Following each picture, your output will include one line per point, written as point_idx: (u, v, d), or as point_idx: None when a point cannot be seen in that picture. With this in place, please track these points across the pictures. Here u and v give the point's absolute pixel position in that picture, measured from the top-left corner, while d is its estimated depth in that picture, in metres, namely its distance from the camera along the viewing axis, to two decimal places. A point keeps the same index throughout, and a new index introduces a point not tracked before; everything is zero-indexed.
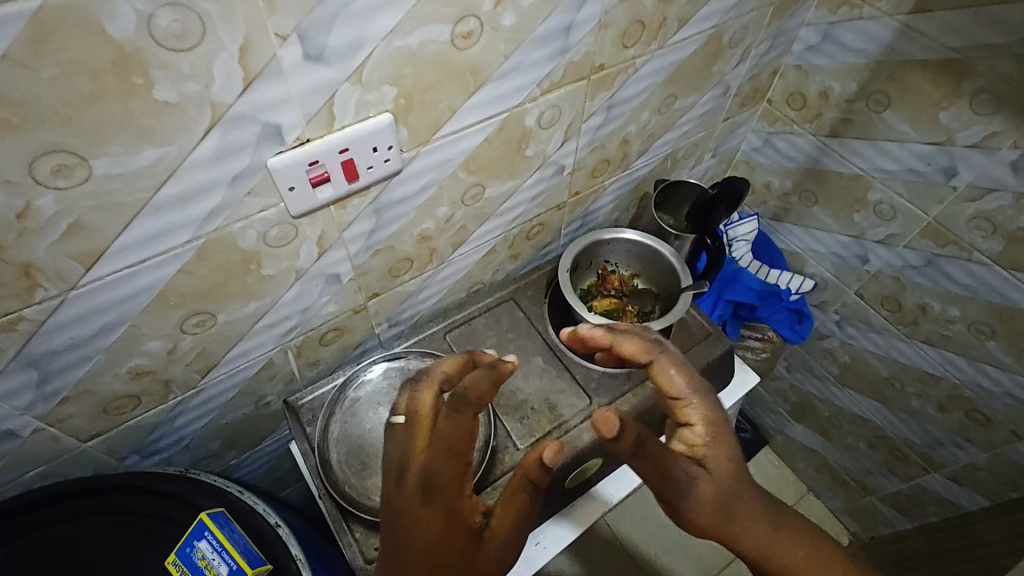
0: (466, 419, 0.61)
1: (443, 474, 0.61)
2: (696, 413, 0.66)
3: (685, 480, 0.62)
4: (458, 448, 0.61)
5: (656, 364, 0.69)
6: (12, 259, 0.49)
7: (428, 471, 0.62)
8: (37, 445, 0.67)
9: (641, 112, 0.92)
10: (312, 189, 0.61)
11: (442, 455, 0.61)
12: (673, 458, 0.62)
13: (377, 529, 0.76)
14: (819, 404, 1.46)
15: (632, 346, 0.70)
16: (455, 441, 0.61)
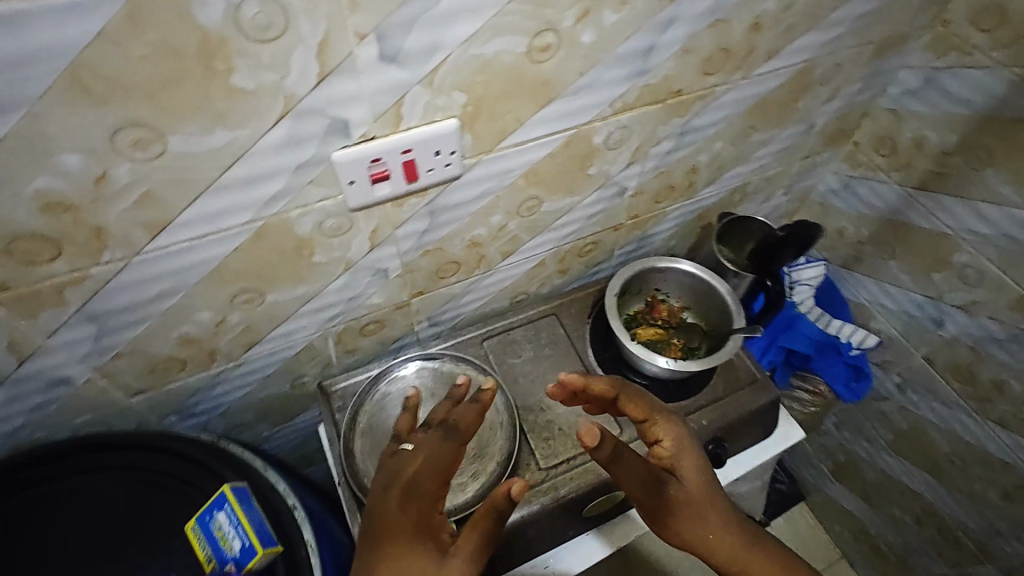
0: (455, 442, 0.64)
1: (425, 484, 0.60)
2: (663, 429, 0.71)
3: (659, 486, 0.67)
4: (443, 468, 0.62)
5: (623, 397, 0.72)
6: (86, 221, 0.52)
7: (410, 480, 0.61)
8: (87, 394, 0.70)
9: (714, 141, 0.89)
10: (371, 185, 0.62)
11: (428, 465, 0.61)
12: (648, 467, 0.67)
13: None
14: (866, 467, 1.36)
15: (598, 385, 0.72)
16: (442, 461, 0.62)
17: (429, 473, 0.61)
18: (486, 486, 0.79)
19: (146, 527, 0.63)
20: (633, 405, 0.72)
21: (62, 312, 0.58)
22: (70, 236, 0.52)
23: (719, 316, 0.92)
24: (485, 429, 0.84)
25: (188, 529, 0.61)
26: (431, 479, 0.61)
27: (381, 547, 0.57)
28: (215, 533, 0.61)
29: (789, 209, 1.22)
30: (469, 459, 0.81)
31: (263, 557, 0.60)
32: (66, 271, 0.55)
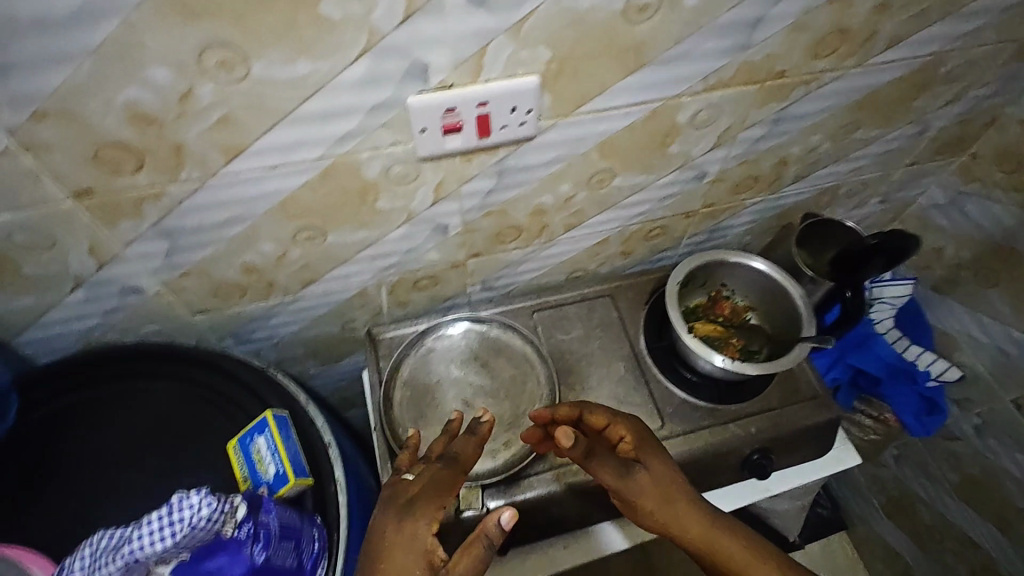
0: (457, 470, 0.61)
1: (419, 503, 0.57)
2: (623, 428, 0.68)
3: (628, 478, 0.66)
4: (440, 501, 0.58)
5: (585, 414, 0.69)
6: (168, 137, 0.53)
7: (407, 503, 0.57)
8: (156, 307, 0.74)
9: (811, 133, 0.82)
10: (442, 135, 0.61)
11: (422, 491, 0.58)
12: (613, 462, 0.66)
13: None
14: (922, 507, 1.27)
15: (562, 410, 0.69)
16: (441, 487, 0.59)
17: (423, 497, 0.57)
18: (517, 457, 0.78)
19: (192, 438, 0.66)
20: (598, 411, 0.70)
21: (139, 224, 0.61)
22: (152, 150, 0.54)
23: (787, 322, 0.86)
24: (524, 400, 0.83)
25: (229, 447, 0.64)
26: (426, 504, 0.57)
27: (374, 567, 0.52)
28: (253, 456, 0.63)
29: (882, 219, 1.12)
30: (503, 427, 0.81)
31: (294, 486, 0.62)
32: (145, 184, 0.56)
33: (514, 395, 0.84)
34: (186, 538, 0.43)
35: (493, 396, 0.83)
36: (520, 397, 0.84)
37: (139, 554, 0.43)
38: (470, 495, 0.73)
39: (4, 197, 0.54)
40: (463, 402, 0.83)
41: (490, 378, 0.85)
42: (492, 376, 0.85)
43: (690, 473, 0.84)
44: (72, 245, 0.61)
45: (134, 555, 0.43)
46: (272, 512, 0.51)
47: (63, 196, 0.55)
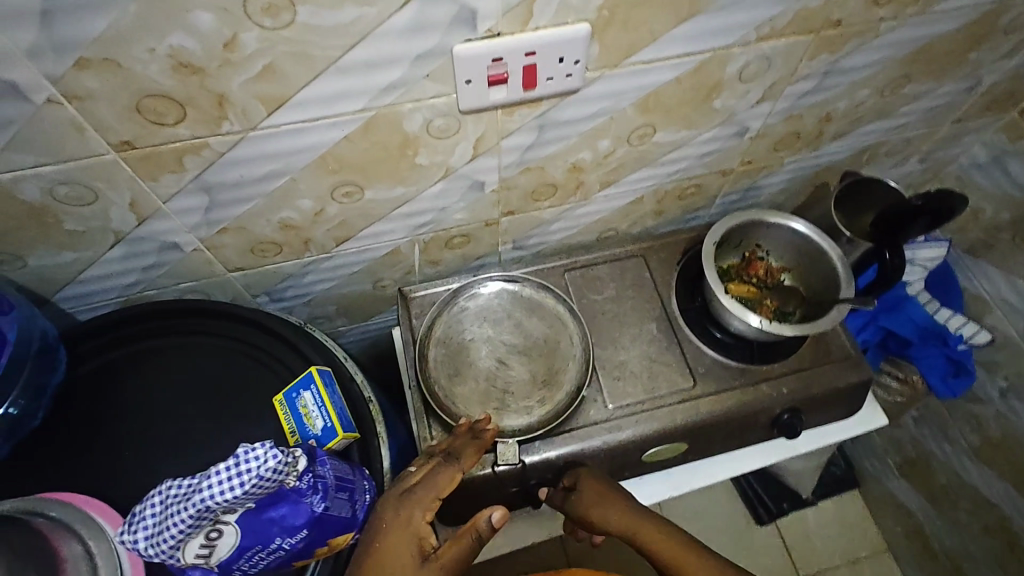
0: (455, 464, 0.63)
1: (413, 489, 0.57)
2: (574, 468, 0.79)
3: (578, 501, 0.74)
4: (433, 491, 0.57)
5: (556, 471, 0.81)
6: (210, 87, 0.52)
7: (407, 488, 0.57)
8: (194, 264, 0.74)
9: (860, 88, 0.79)
10: (487, 87, 0.59)
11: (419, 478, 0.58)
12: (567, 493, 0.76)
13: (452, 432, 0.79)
14: (938, 467, 1.29)
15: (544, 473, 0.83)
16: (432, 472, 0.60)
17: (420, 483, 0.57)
18: (552, 413, 0.80)
19: (235, 391, 0.67)
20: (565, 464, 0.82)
21: (180, 178, 0.60)
22: (194, 101, 0.52)
23: (825, 284, 0.85)
24: (558, 360, 0.84)
25: (275, 401, 0.65)
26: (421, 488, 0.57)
27: (368, 545, 0.54)
28: (300, 410, 0.64)
29: (920, 179, 1.09)
30: (537, 386, 0.82)
31: (343, 439, 0.63)
32: (188, 137, 0.55)
33: (547, 354, 0.84)
34: (255, 487, 0.45)
35: (527, 355, 0.84)
36: (554, 356, 0.84)
37: (209, 505, 0.45)
38: (507, 450, 0.76)
39: (48, 149, 0.53)
40: (496, 360, 0.83)
41: (524, 337, 0.85)
42: (525, 336, 0.85)
43: (720, 432, 0.85)
44: (114, 199, 0.60)
45: (204, 505, 0.44)
46: (326, 465, 0.53)
47: (106, 149, 0.55)
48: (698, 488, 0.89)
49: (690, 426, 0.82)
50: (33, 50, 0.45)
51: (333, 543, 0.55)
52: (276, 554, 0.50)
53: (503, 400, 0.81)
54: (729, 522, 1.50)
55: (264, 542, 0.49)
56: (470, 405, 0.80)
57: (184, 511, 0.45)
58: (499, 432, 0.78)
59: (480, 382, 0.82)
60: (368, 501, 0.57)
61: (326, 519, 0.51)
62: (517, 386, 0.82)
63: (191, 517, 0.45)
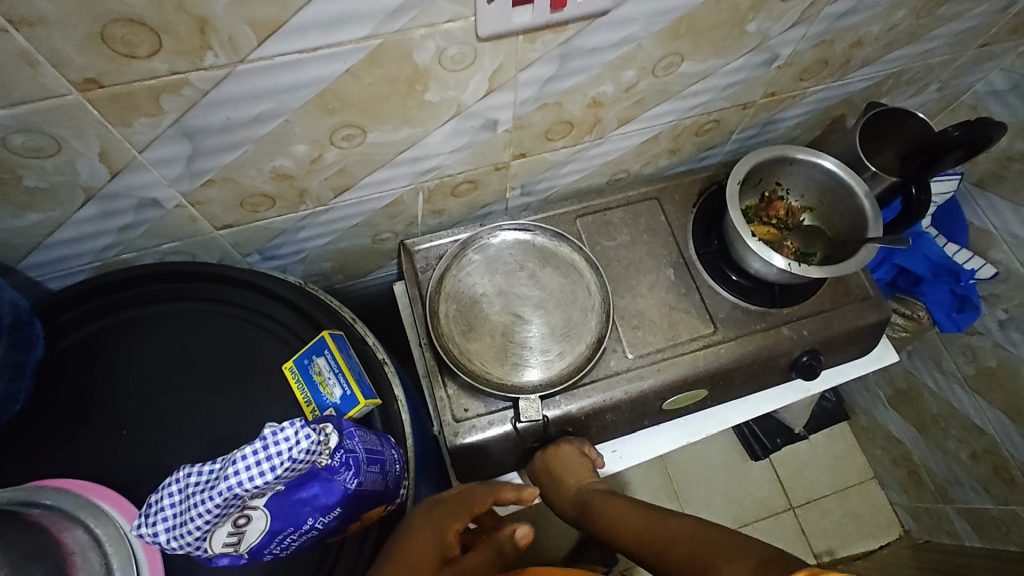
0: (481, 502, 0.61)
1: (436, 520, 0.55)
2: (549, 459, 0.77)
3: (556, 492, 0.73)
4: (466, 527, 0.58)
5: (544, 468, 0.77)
6: (190, 10, 0.43)
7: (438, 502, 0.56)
8: (176, 221, 0.66)
9: (897, 10, 0.73)
10: (510, 9, 0.51)
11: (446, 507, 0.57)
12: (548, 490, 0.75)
13: (470, 391, 0.75)
14: (930, 398, 1.32)
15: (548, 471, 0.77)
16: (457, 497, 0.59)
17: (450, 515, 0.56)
18: (572, 367, 0.76)
19: (236, 360, 0.62)
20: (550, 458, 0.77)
21: (157, 122, 0.52)
22: (171, 27, 0.44)
23: (852, 223, 0.82)
24: (576, 311, 0.79)
25: (285, 368, 0.60)
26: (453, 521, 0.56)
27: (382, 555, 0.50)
28: (314, 378, 0.59)
29: (933, 109, 1.06)
30: (556, 339, 0.78)
31: (364, 407, 0.59)
32: (164, 73, 0.47)
33: (565, 306, 0.79)
34: (288, 470, 0.41)
35: (543, 308, 0.79)
36: (571, 308, 0.80)
37: (236, 493, 0.40)
38: (529, 407, 0.73)
39: None
40: (511, 314, 0.78)
41: (539, 289, 0.80)
42: (540, 287, 0.80)
43: (740, 377, 0.83)
44: (80, 150, 0.52)
45: (232, 492, 0.40)
46: (355, 437, 0.48)
47: (67, 88, 0.46)
48: (713, 435, 0.87)
49: (712, 373, 0.80)
50: None
51: (366, 517, 0.51)
52: (308, 534, 0.46)
53: (521, 355, 0.76)
54: (725, 459, 1.53)
55: (296, 526, 0.45)
56: (486, 361, 0.76)
57: (208, 501, 0.40)
58: (519, 389, 0.74)
59: (495, 337, 0.77)
60: (398, 471, 0.54)
61: (360, 496, 0.47)
62: (535, 340, 0.77)
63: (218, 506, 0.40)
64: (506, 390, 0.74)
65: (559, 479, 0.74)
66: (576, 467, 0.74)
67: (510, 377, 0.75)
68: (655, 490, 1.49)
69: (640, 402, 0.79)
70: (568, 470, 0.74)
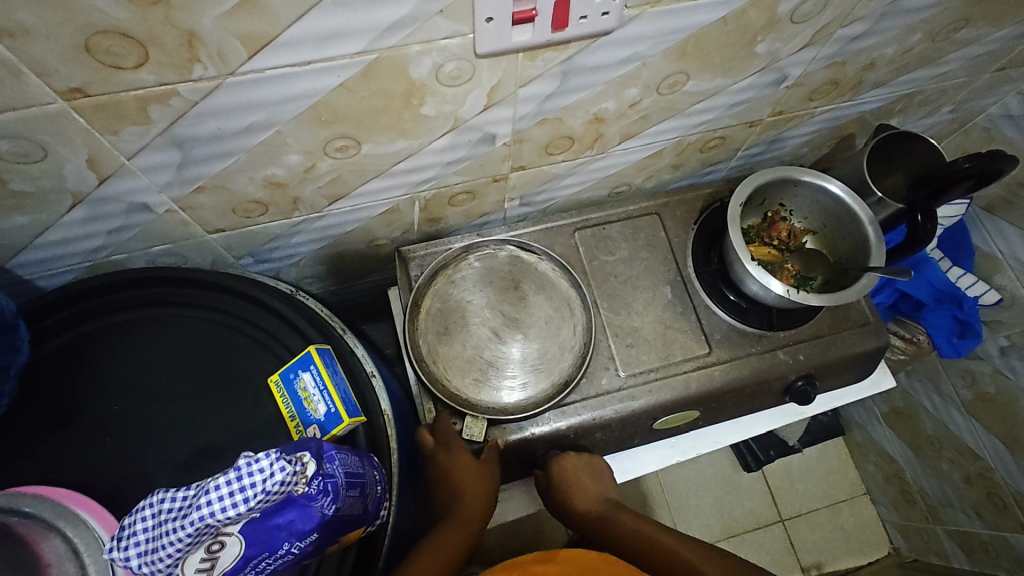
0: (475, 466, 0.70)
1: (460, 507, 0.68)
2: (565, 463, 0.75)
3: (568, 499, 0.73)
4: (484, 486, 0.70)
5: (556, 469, 0.74)
6: (177, 23, 0.42)
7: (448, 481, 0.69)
8: (166, 225, 0.65)
9: (912, 34, 0.71)
10: (510, 28, 0.50)
11: (454, 497, 0.69)
12: (559, 493, 0.73)
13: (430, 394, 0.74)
14: (926, 419, 1.31)
15: (563, 467, 0.74)
16: (446, 482, 0.69)
17: (463, 497, 0.69)
18: (548, 391, 0.75)
19: (222, 369, 0.61)
20: (564, 461, 0.75)
21: (145, 131, 0.51)
22: (158, 40, 0.43)
23: (853, 250, 0.80)
24: (554, 346, 0.78)
25: (270, 382, 0.60)
26: (476, 498, 0.69)
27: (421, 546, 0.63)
28: (299, 394, 0.59)
29: (944, 130, 1.03)
30: (525, 368, 0.76)
31: (348, 425, 0.58)
32: (151, 83, 0.46)
33: (546, 335, 0.78)
34: (263, 501, 0.41)
35: (525, 333, 0.78)
36: (550, 341, 0.78)
37: (207, 522, 0.40)
38: (472, 425, 0.71)
39: None
40: (491, 331, 0.77)
41: (529, 308, 0.79)
42: (533, 306, 0.79)
43: (732, 399, 0.82)
44: (67, 156, 0.51)
45: (204, 522, 0.40)
46: (335, 461, 0.47)
47: (51, 97, 0.45)
48: (702, 455, 0.87)
49: (704, 395, 0.79)
50: None
51: (346, 538, 0.51)
52: (287, 558, 0.45)
53: (486, 372, 0.75)
54: (717, 470, 1.53)
55: (273, 553, 0.44)
56: (455, 373, 0.75)
57: (179, 530, 0.40)
58: (471, 405, 0.73)
59: (468, 348, 0.76)
60: (379, 493, 0.53)
61: (338, 522, 0.47)
62: (514, 360, 0.76)
63: (188, 535, 0.40)
64: (458, 403, 0.73)
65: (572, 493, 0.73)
66: (586, 477, 0.74)
67: (483, 396, 0.74)
68: (646, 497, 1.49)
69: (630, 421, 0.78)
70: (578, 482, 0.74)
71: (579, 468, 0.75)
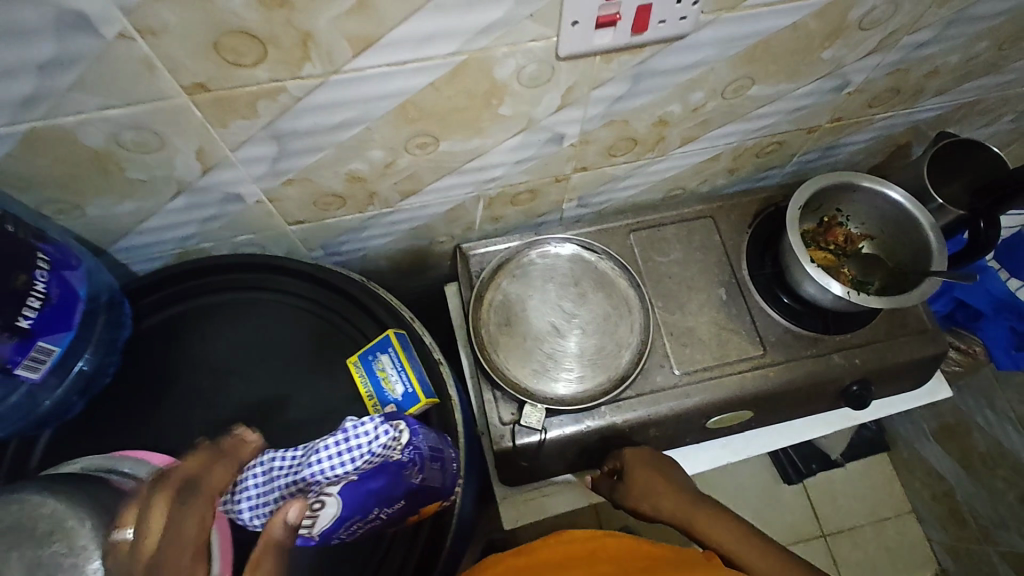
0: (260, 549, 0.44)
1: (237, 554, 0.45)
2: (632, 457, 0.76)
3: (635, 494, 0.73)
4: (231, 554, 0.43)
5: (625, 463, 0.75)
6: (297, 24, 0.46)
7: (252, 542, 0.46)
8: (253, 215, 0.70)
9: (977, 42, 0.72)
10: (594, 31, 0.53)
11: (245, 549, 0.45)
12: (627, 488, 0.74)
13: (489, 383, 0.77)
14: (979, 436, 1.27)
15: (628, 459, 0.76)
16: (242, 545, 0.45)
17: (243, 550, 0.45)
18: (607, 383, 0.77)
19: (304, 350, 0.65)
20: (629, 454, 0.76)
21: (251, 126, 0.55)
22: (277, 40, 0.47)
23: (913, 256, 0.81)
24: (611, 342, 0.80)
25: (350, 363, 0.64)
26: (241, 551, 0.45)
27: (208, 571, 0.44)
28: (377, 374, 0.63)
29: (1004, 140, 1.02)
30: (582, 362, 0.78)
31: (423, 405, 0.62)
32: (264, 80, 0.50)
33: (603, 332, 0.80)
34: (366, 463, 0.45)
35: (583, 329, 0.80)
36: (608, 338, 0.80)
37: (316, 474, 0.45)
38: (532, 413, 0.74)
39: (115, 90, 0.48)
40: (550, 325, 0.80)
41: (586, 305, 0.81)
42: (590, 303, 0.81)
43: (786, 401, 0.83)
44: (179, 147, 0.56)
45: (314, 478, 0.44)
46: (420, 435, 0.50)
47: (176, 92, 0.49)
48: (752, 457, 0.87)
49: (759, 395, 0.80)
50: None
51: (422, 512, 0.53)
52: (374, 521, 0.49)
53: (544, 364, 0.78)
54: (758, 481, 1.51)
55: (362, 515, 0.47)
56: (516, 364, 0.77)
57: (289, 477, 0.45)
58: (530, 394, 0.76)
59: (527, 340, 0.79)
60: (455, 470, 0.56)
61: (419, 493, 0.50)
62: (573, 353, 0.78)
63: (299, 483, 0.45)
64: (518, 392, 0.75)
65: (636, 491, 0.73)
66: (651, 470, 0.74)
67: (544, 388, 0.77)
68: None
69: (684, 419, 0.79)
70: (642, 477, 0.74)
71: (642, 461, 0.75)
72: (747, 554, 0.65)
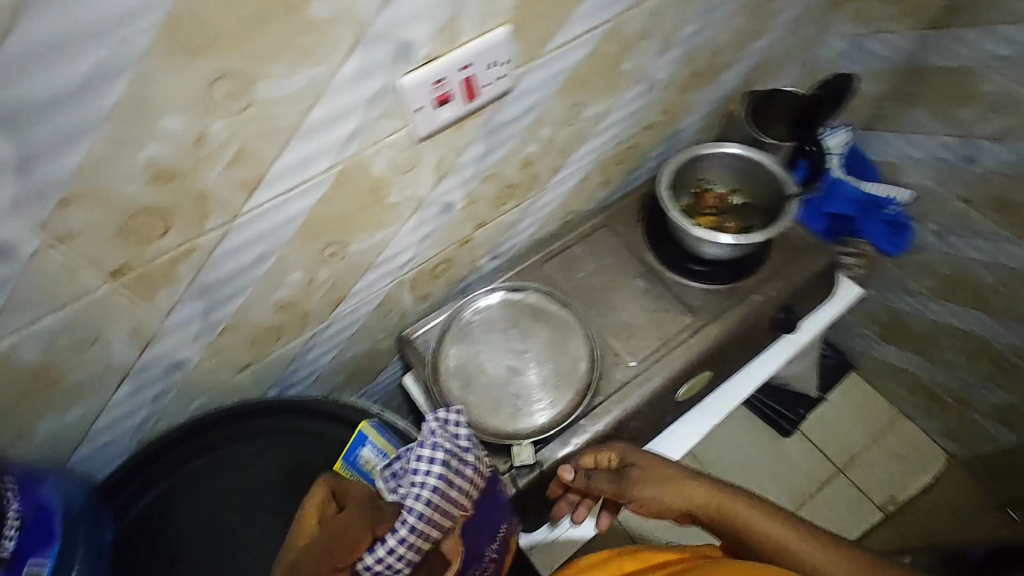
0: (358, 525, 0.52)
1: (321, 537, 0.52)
2: (625, 452, 0.76)
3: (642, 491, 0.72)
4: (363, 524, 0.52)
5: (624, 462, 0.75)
6: (190, 188, 0.53)
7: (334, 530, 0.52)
8: (200, 376, 0.72)
9: (735, 19, 0.89)
10: (437, 109, 0.63)
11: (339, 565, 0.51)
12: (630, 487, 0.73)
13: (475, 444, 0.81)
14: (913, 321, 1.40)
15: (624, 454, 0.76)
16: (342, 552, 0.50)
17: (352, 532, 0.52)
18: (577, 397, 0.83)
19: (295, 476, 0.69)
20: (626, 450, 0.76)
21: (175, 291, 0.60)
22: (177, 207, 0.53)
23: (770, 189, 0.94)
24: (566, 361, 0.86)
25: (337, 471, 0.67)
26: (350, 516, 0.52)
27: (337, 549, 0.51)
28: (365, 468, 0.67)
29: (802, 82, 1.22)
30: (548, 388, 0.84)
31: None
32: (176, 246, 0.56)
33: (555, 355, 0.86)
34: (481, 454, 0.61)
35: (537, 359, 0.86)
36: (561, 358, 0.86)
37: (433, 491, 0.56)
38: (521, 451, 0.78)
39: (42, 302, 0.52)
40: (508, 368, 0.85)
41: (532, 339, 0.88)
42: (534, 336, 0.88)
43: (734, 350, 0.91)
44: (114, 334, 0.59)
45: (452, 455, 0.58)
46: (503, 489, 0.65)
47: (98, 284, 0.54)
48: (730, 414, 0.93)
49: (708, 354, 0.88)
50: (18, 201, 0.45)
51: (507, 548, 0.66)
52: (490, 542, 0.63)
53: (516, 404, 0.83)
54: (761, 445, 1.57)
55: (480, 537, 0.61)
56: (491, 414, 0.81)
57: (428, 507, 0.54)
58: (514, 435, 0.80)
59: (493, 389, 0.84)
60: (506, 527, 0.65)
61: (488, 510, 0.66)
62: (537, 384, 0.84)
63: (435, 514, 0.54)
64: (503, 437, 0.79)
65: (643, 483, 0.72)
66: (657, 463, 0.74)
67: (525, 425, 0.81)
68: None
69: (656, 401, 0.85)
70: (643, 472, 0.73)
71: (638, 456, 0.75)
72: (762, 525, 0.67)
